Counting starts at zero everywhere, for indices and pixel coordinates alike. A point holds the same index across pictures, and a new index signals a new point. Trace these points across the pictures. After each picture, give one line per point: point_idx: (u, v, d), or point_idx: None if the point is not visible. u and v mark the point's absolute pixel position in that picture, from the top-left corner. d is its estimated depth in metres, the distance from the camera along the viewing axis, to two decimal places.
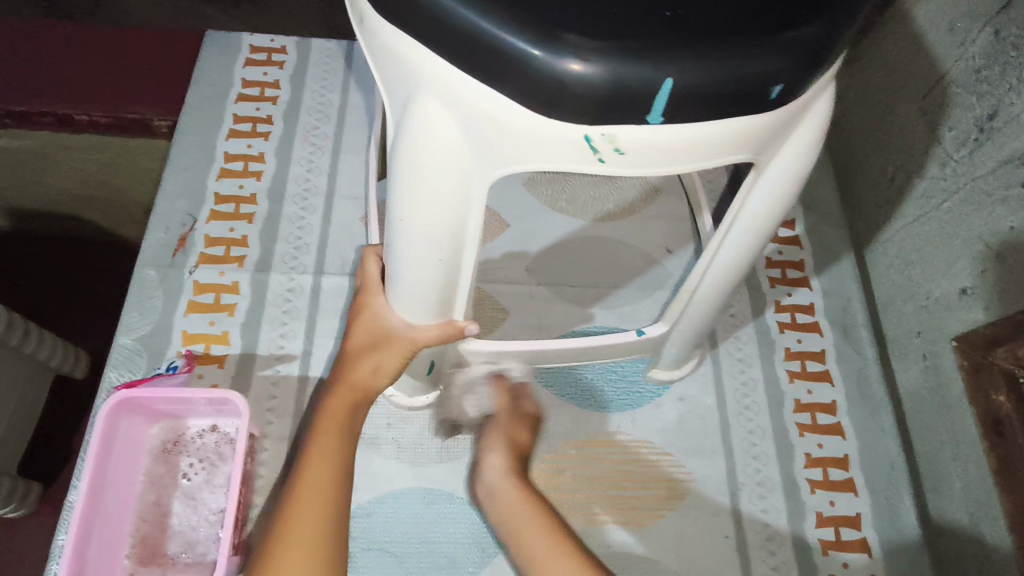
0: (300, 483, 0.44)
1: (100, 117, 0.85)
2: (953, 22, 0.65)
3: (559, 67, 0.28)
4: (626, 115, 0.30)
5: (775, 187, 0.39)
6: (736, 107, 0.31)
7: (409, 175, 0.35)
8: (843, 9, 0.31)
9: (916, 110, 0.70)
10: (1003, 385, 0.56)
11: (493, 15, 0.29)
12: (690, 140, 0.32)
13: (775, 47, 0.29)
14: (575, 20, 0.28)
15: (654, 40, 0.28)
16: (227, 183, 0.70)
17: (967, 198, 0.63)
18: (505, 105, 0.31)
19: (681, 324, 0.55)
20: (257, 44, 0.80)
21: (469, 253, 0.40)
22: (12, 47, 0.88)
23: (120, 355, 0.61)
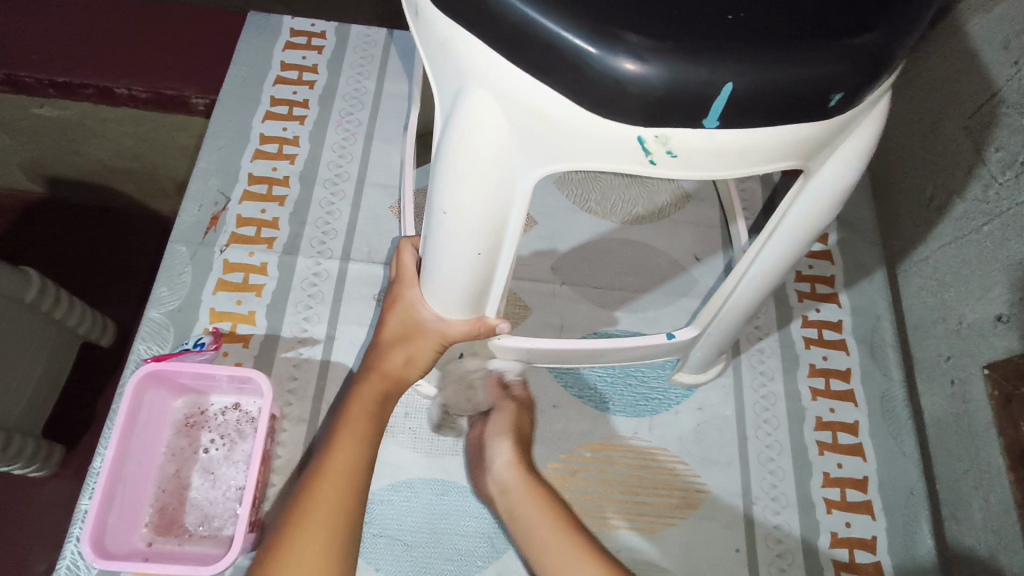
0: (330, 457, 0.45)
1: (140, 91, 0.87)
2: (1009, 40, 0.63)
3: (616, 65, 0.28)
4: (680, 116, 0.29)
5: (821, 195, 0.38)
6: (791, 115, 0.30)
7: (452, 168, 0.34)
8: (910, 15, 0.30)
9: (962, 129, 0.68)
10: None
11: (547, 9, 0.28)
12: (744, 145, 0.31)
13: (836, 53, 0.28)
14: (633, 18, 0.28)
15: (712, 40, 0.28)
16: (261, 164, 0.71)
17: (1008, 223, 0.61)
18: (557, 102, 0.30)
19: (711, 329, 0.54)
20: (297, 28, 0.81)
21: (507, 251, 0.40)
22: (59, 18, 0.89)
23: (149, 328, 0.62)
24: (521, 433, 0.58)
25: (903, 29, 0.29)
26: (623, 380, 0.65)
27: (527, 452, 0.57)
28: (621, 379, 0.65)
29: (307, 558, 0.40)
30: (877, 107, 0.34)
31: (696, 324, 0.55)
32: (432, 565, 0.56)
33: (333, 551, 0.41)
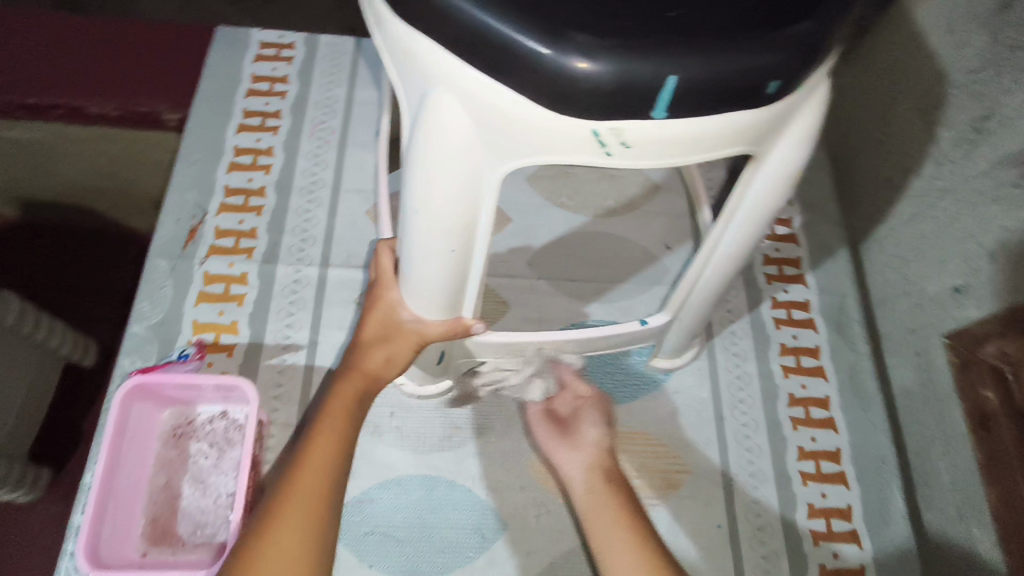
0: (307, 454, 0.46)
1: (111, 109, 0.87)
2: (952, 25, 0.69)
3: (567, 64, 0.29)
4: (630, 109, 0.31)
5: (772, 178, 0.40)
6: (736, 103, 0.32)
7: (421, 169, 0.36)
8: (839, 6, 0.32)
9: (913, 110, 0.74)
10: (991, 381, 0.57)
11: (501, 15, 0.30)
12: (695, 133, 0.33)
13: (770, 44, 0.30)
14: (579, 20, 0.30)
15: (655, 38, 0.30)
16: (236, 176, 0.72)
17: (962, 198, 0.66)
18: (515, 100, 0.32)
19: (682, 312, 0.56)
20: (266, 40, 0.81)
21: (477, 248, 0.42)
22: (29, 40, 0.89)
23: (133, 342, 0.62)
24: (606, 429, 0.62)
25: (833, 18, 0.32)
26: (602, 368, 0.67)
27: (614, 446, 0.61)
28: (600, 368, 0.67)
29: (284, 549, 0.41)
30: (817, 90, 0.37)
31: (668, 309, 0.57)
32: (425, 559, 0.57)
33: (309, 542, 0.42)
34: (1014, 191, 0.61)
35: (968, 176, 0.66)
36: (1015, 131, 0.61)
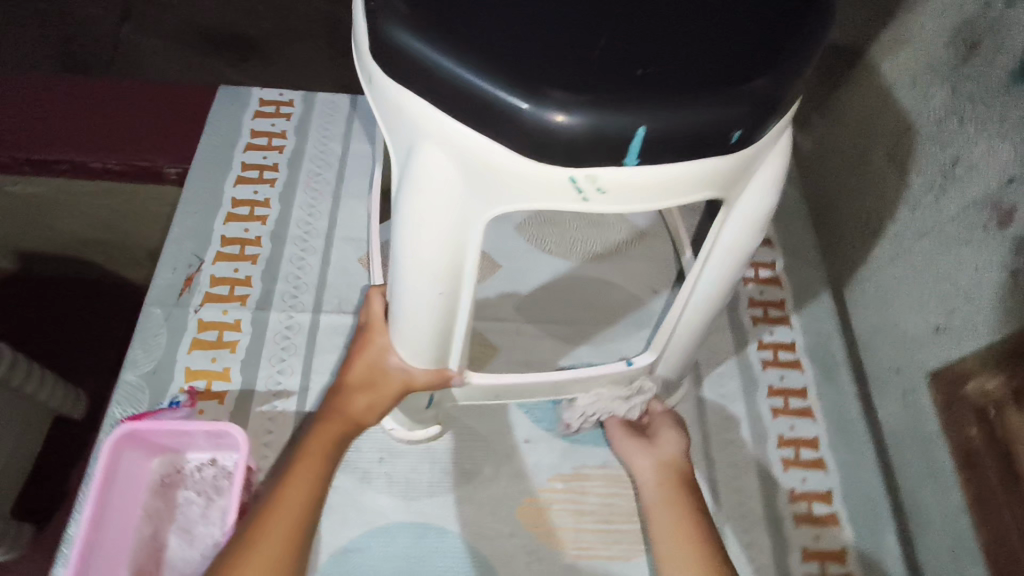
0: (273, 506, 0.46)
1: (114, 164, 0.91)
2: (915, 78, 0.73)
3: (544, 116, 0.32)
4: (604, 158, 0.33)
5: (741, 223, 0.42)
6: (701, 152, 0.34)
7: (409, 215, 0.38)
8: (793, 63, 0.34)
9: (885, 157, 0.77)
10: (974, 419, 0.57)
11: (484, 72, 0.32)
12: (666, 179, 0.35)
13: (732, 98, 0.33)
14: (554, 77, 0.32)
15: (625, 94, 0.32)
16: (233, 226, 0.74)
17: (934, 241, 0.69)
18: (496, 151, 0.34)
19: (666, 354, 0.57)
20: (265, 97, 0.85)
21: (454, 298, 0.43)
22: (39, 101, 0.94)
23: (125, 390, 0.63)
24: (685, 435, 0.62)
25: (788, 74, 0.34)
26: None
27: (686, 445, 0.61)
28: None
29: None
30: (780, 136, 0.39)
31: (653, 350, 0.58)
32: None
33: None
34: (984, 232, 0.63)
35: (942, 220, 0.68)
36: (980, 176, 0.64)
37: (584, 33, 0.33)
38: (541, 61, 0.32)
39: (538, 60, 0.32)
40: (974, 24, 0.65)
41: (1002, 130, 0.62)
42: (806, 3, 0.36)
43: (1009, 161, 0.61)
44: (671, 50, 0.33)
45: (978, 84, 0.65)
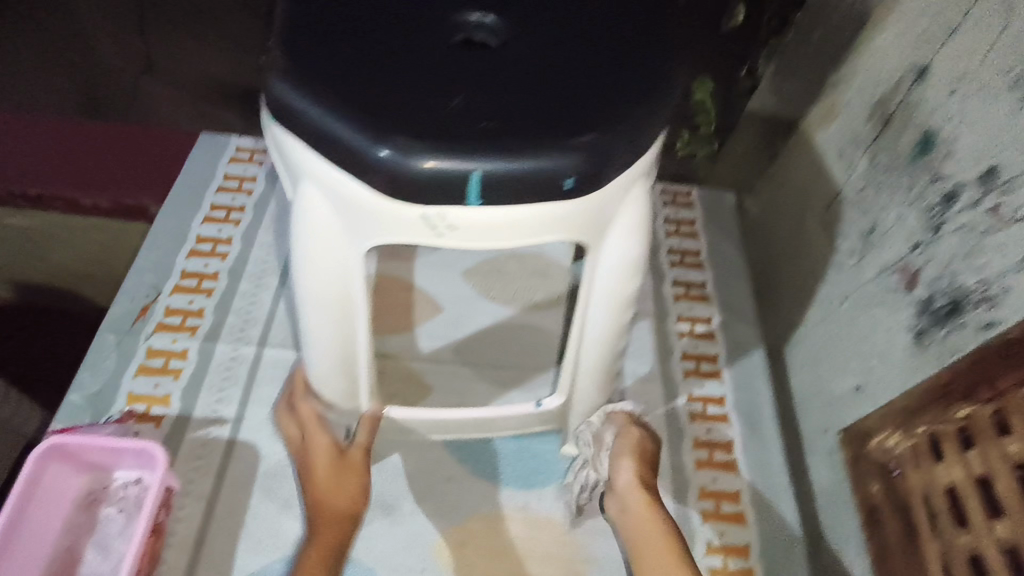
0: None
1: (104, 203, 0.98)
2: (842, 149, 0.78)
3: (389, 159, 0.36)
4: (447, 199, 0.38)
5: (612, 270, 0.45)
6: (542, 197, 0.38)
7: (295, 246, 0.43)
8: (627, 122, 0.39)
9: (818, 223, 0.81)
10: (877, 476, 0.59)
11: (341, 119, 0.37)
12: (514, 221, 0.39)
13: (563, 150, 0.37)
14: (402, 125, 0.36)
15: (463, 142, 0.36)
16: (194, 261, 0.79)
17: (855, 302, 0.72)
18: (360, 190, 0.39)
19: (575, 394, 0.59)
20: (242, 144, 0.91)
21: (344, 322, 0.47)
22: (36, 144, 1.01)
23: (68, 410, 0.66)
24: (642, 454, 0.62)
25: (622, 134, 0.38)
26: (515, 454, 0.69)
27: (647, 461, 0.62)
28: (513, 453, 0.69)
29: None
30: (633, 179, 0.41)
31: (559, 393, 0.60)
32: None
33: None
34: (894, 296, 0.66)
35: (859, 283, 0.72)
36: (891, 242, 0.67)
37: (438, 89, 0.38)
38: (394, 111, 0.37)
39: (390, 111, 0.37)
40: (886, 101, 0.70)
41: (908, 200, 0.65)
42: (650, 70, 0.41)
43: (913, 228, 0.64)
44: (514, 108, 0.38)
45: (889, 157, 0.69)
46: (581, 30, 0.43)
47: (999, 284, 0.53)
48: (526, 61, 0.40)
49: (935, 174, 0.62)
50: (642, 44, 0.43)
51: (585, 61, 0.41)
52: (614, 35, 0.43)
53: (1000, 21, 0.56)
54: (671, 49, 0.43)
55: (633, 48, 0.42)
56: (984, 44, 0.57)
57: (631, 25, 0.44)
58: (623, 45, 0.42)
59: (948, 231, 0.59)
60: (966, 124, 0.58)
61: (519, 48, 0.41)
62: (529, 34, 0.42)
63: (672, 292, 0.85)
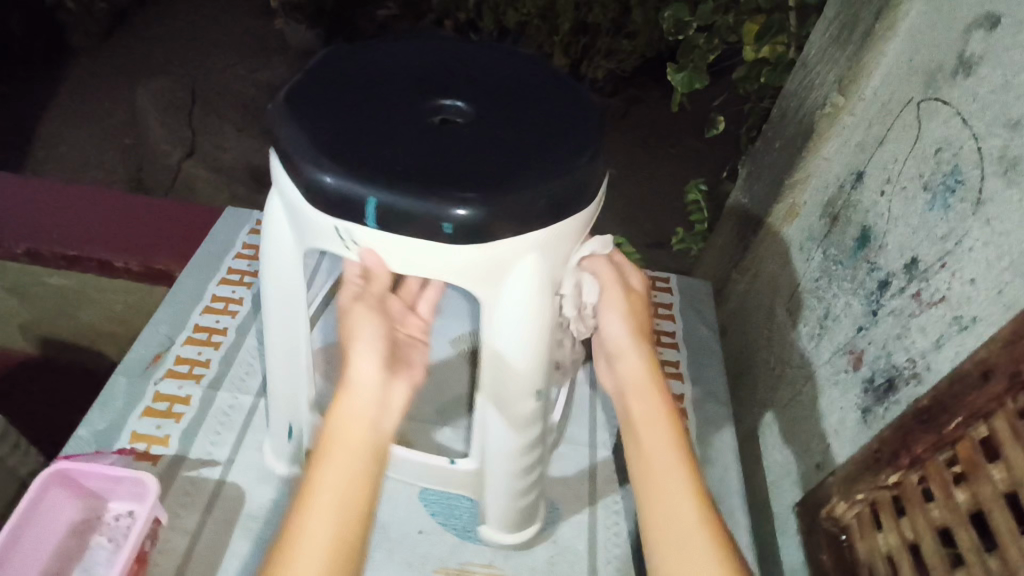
0: (318, 452, 0.52)
1: (135, 266, 1.16)
2: (802, 244, 0.86)
3: (325, 178, 0.51)
4: (357, 218, 0.52)
5: (512, 326, 0.56)
6: (424, 234, 0.51)
7: (265, 233, 0.59)
8: (527, 196, 0.51)
9: (785, 310, 0.87)
10: (826, 544, 0.61)
11: (304, 146, 0.52)
12: (399, 249, 0.53)
13: (452, 197, 0.50)
14: (339, 159, 0.51)
15: (375, 175, 0.51)
16: (207, 317, 0.86)
17: (815, 383, 0.77)
18: (303, 203, 0.54)
19: (488, 465, 0.64)
20: (262, 217, 1.01)
21: (297, 315, 0.62)
22: (96, 220, 1.21)
23: (76, 444, 0.72)
24: (633, 317, 0.63)
25: (492, 202, 0.50)
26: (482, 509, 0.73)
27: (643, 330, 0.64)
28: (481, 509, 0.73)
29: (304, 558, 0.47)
30: (527, 250, 0.53)
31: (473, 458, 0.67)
32: None
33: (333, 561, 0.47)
34: (845, 376, 0.70)
35: (818, 364, 0.77)
36: (842, 326, 0.73)
37: (385, 148, 0.53)
38: (343, 154, 0.52)
39: (339, 153, 0.52)
40: (834, 202, 0.79)
41: (852, 287, 0.72)
42: (572, 166, 0.54)
43: (858, 314, 0.70)
44: (427, 167, 0.52)
45: (837, 250, 0.77)
46: (520, 130, 0.56)
47: (923, 362, 0.58)
48: (464, 143, 0.54)
49: (871, 264, 0.69)
50: (557, 149, 0.55)
51: (505, 150, 0.54)
52: (541, 138, 0.56)
53: (914, 134, 0.65)
54: (579, 157, 0.54)
55: (563, 148, 0.55)
56: (902, 154, 0.66)
57: (557, 134, 0.56)
58: (542, 146, 0.55)
59: (883, 314, 0.65)
60: (891, 221, 0.66)
61: (463, 132, 0.55)
62: (476, 124, 0.56)
63: None
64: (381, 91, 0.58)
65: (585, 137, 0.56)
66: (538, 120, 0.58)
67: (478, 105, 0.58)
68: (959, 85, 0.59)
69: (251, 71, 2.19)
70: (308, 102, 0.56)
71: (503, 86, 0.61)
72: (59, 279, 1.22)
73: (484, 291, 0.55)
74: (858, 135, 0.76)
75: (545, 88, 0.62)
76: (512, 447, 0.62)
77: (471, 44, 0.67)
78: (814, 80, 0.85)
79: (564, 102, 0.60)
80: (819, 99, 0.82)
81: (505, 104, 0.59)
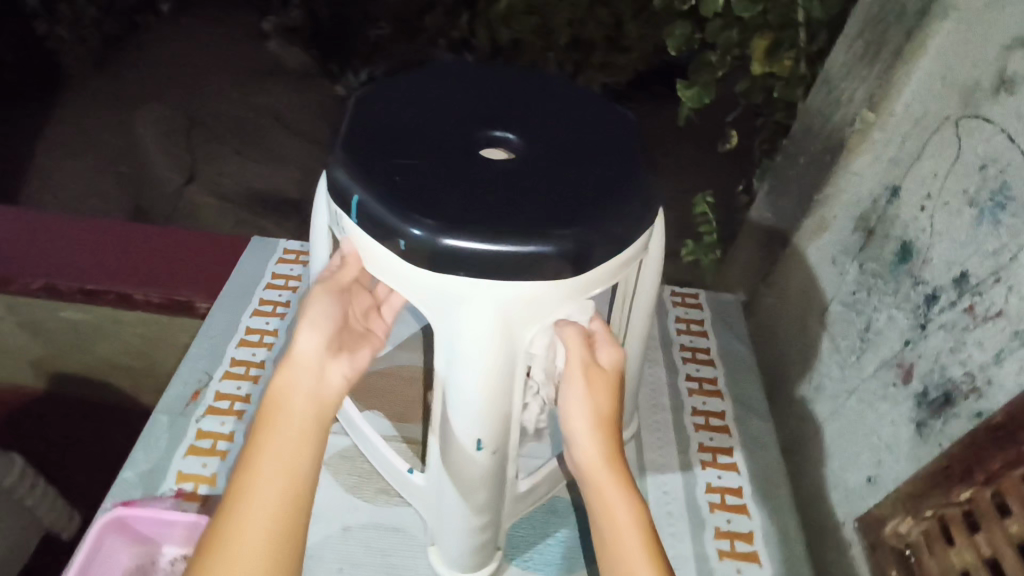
0: (257, 422, 0.49)
1: (156, 298, 1.15)
2: (835, 257, 0.87)
3: (413, 230, 0.46)
4: (442, 266, 0.46)
5: (455, 375, 0.51)
6: (383, 240, 0.48)
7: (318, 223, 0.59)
8: (610, 232, 0.48)
9: (821, 323, 0.88)
10: (895, 563, 0.62)
11: (380, 189, 0.47)
12: (409, 281, 0.49)
13: (547, 240, 0.46)
14: (425, 207, 0.46)
15: (458, 220, 0.46)
16: (243, 350, 0.85)
17: (861, 396, 0.77)
18: (372, 243, 0.49)
19: (439, 491, 0.62)
20: (289, 246, 1.00)
21: None
22: (112, 253, 1.20)
23: (121, 487, 0.70)
24: (594, 394, 0.53)
25: (457, 236, 0.45)
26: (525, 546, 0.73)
27: (608, 414, 0.54)
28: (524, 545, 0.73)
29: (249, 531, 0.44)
30: (481, 295, 0.47)
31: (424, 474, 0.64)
32: None
33: (275, 532, 0.44)
34: (894, 389, 0.71)
35: (863, 378, 0.77)
36: (887, 339, 0.74)
37: (465, 188, 0.48)
38: (408, 187, 0.48)
39: (418, 198, 0.47)
40: (868, 216, 0.80)
41: (896, 301, 0.73)
42: (636, 194, 0.52)
43: (904, 327, 0.71)
44: (435, 188, 0.48)
45: (876, 263, 0.77)
46: (574, 155, 0.54)
47: (983, 375, 0.59)
48: (532, 173, 0.51)
49: (916, 278, 0.70)
50: (587, 208, 0.49)
51: (529, 192, 0.49)
52: (580, 191, 0.50)
53: (954, 151, 0.66)
54: (602, 220, 0.48)
55: (624, 173, 0.53)
56: (943, 170, 0.67)
57: (599, 190, 0.51)
58: (576, 197, 0.50)
59: (933, 328, 0.66)
60: (935, 235, 0.67)
61: (520, 163, 0.52)
62: (520, 157, 0.52)
63: (687, 386, 0.90)
64: (441, 110, 0.55)
65: (627, 205, 0.50)
66: (593, 144, 0.55)
67: (533, 138, 0.55)
68: (1001, 103, 0.60)
69: (244, 92, 2.16)
70: (371, 103, 0.55)
71: (553, 107, 0.60)
72: (73, 312, 1.20)
73: (443, 328, 0.50)
74: (890, 150, 0.77)
75: (617, 139, 0.57)
76: (459, 485, 0.59)
77: (559, 83, 0.63)
78: (840, 96, 0.86)
79: (629, 157, 0.55)
80: (849, 116, 0.83)
81: (566, 145, 0.55)
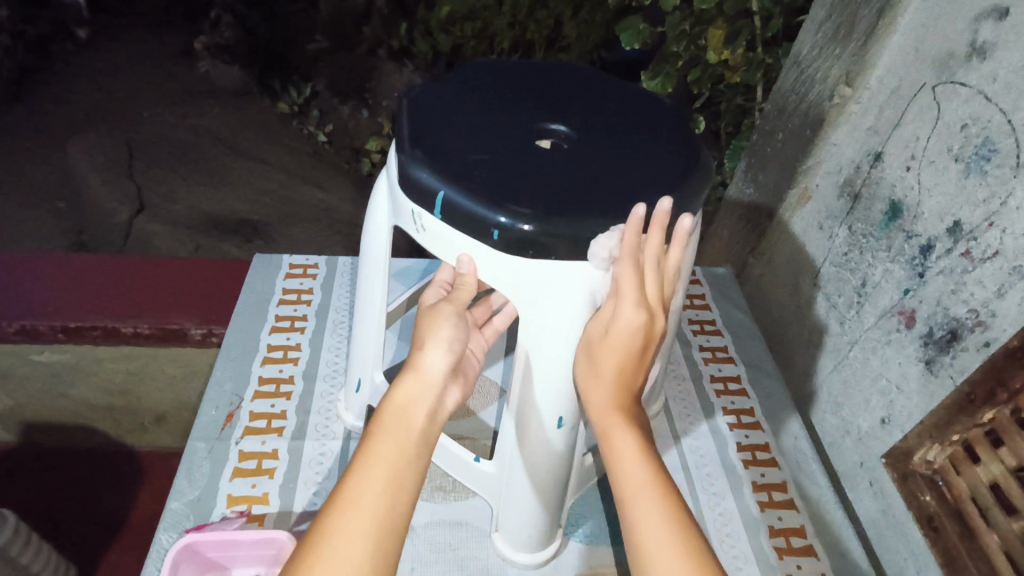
0: (371, 428, 0.47)
1: (144, 328, 1.09)
2: (820, 223, 0.93)
3: (507, 221, 0.49)
4: (534, 252, 0.50)
5: (540, 355, 0.54)
6: (473, 234, 0.51)
7: (375, 225, 0.61)
8: (675, 206, 0.53)
9: (812, 285, 0.95)
10: (927, 487, 0.73)
11: (463, 186, 0.50)
12: (494, 266, 0.52)
13: (624, 218, 0.50)
14: (512, 199, 0.49)
15: (544, 208, 0.49)
16: (269, 367, 0.84)
17: (864, 345, 0.83)
18: (458, 238, 0.52)
19: (509, 479, 0.64)
20: (294, 262, 0.99)
21: (384, 301, 0.65)
22: (88, 286, 1.14)
23: (170, 518, 0.68)
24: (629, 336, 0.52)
25: (550, 221, 0.49)
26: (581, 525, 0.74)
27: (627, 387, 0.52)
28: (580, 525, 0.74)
29: (351, 537, 0.41)
30: (568, 282, 0.51)
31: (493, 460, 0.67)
32: None
33: (383, 546, 0.41)
34: (899, 334, 0.77)
35: (864, 329, 0.83)
36: (885, 291, 0.80)
37: (540, 180, 0.51)
38: (486, 181, 0.51)
39: (503, 191, 0.50)
40: (852, 181, 0.87)
41: (890, 255, 0.80)
42: (689, 169, 0.56)
43: (901, 278, 0.78)
44: (510, 180, 0.51)
45: (864, 224, 0.84)
46: (622, 141, 0.57)
47: (987, 310, 0.66)
48: (591, 159, 0.55)
49: (909, 232, 0.77)
50: (656, 186, 0.53)
51: (599, 175, 0.53)
52: (642, 172, 0.54)
53: (934, 115, 0.73)
54: (670, 192, 0.53)
55: (670, 153, 0.57)
56: (924, 132, 0.75)
57: (659, 168, 0.55)
58: (638, 179, 0.53)
59: (932, 275, 0.73)
60: (924, 191, 0.75)
61: (576, 152, 0.55)
62: (578, 143, 0.56)
63: (701, 356, 0.97)
64: (492, 111, 0.58)
65: (686, 181, 0.55)
66: (635, 129, 0.59)
67: (583, 129, 0.58)
68: (976, 68, 0.68)
69: (180, 117, 2.07)
70: (427, 106, 0.58)
71: (585, 97, 0.63)
72: (49, 354, 1.13)
73: (530, 318, 0.54)
74: (867, 120, 0.84)
75: (659, 121, 0.61)
76: (533, 466, 0.61)
77: (589, 78, 0.66)
78: (812, 76, 0.94)
79: (675, 136, 0.59)
80: (826, 91, 0.90)
81: (611, 132, 0.58)
